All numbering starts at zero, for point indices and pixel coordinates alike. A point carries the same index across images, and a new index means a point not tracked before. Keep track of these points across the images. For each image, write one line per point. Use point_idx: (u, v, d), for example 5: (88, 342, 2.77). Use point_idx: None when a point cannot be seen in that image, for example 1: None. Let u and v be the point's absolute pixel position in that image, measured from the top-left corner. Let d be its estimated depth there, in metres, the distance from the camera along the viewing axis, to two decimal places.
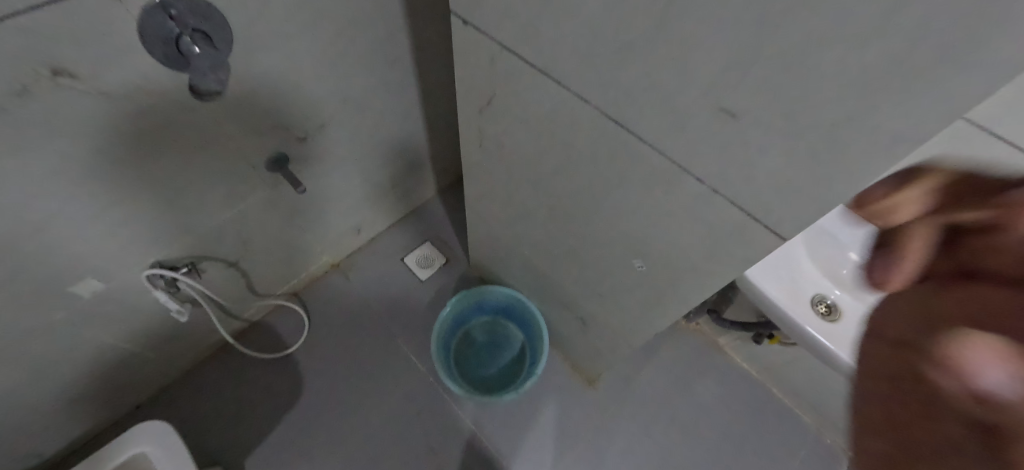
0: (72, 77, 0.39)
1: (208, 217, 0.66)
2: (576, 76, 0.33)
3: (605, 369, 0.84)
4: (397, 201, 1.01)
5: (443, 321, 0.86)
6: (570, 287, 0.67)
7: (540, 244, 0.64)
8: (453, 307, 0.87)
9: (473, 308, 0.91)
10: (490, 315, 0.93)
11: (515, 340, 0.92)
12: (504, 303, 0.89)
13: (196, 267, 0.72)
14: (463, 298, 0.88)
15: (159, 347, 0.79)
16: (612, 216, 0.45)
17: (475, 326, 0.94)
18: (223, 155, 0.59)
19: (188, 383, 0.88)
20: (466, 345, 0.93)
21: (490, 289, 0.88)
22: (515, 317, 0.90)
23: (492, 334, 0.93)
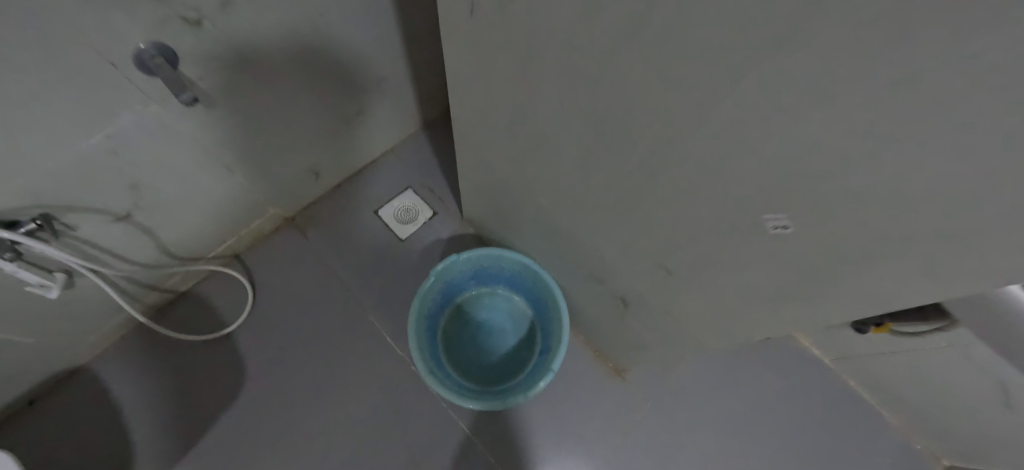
0: None
1: (49, 148, 0.40)
2: None
3: (642, 362, 0.63)
4: (365, 135, 0.76)
5: (426, 296, 0.63)
6: (611, 256, 0.44)
7: (568, 191, 0.40)
8: (440, 277, 0.65)
9: (468, 277, 0.69)
10: (492, 286, 0.72)
11: (524, 319, 0.71)
12: (509, 271, 0.67)
13: (55, 221, 0.48)
14: (454, 266, 0.65)
15: (36, 334, 0.57)
16: (752, 137, 0.20)
17: (471, 301, 0.72)
18: (33, 41, 0.32)
19: (99, 372, 0.68)
20: (459, 326, 0.71)
21: (490, 253, 0.65)
22: (524, 289, 0.68)
23: (494, 311, 0.72)
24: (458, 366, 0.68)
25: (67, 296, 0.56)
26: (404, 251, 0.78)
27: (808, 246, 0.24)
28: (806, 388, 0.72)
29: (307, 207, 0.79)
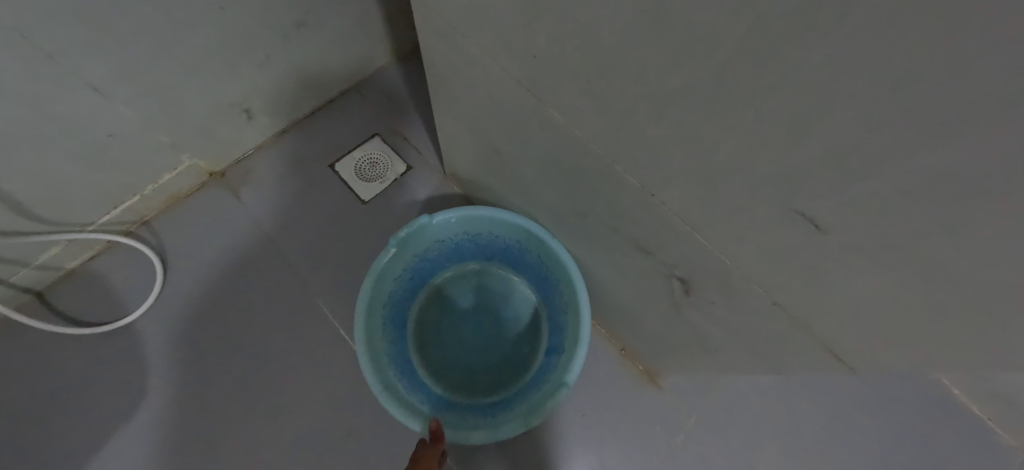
0: None
1: None
2: None
3: (691, 371, 0.45)
4: (314, 60, 0.56)
5: (384, 274, 0.46)
6: (674, 206, 0.26)
7: (607, 79, 0.22)
8: (405, 248, 0.47)
9: (447, 250, 0.51)
10: (482, 262, 0.54)
11: (526, 306, 0.53)
12: (505, 241, 0.49)
13: None
14: (425, 232, 0.48)
15: None
16: None
17: (454, 281, 0.54)
18: None
19: None
20: (437, 315, 0.53)
21: (478, 214, 0.47)
22: (525, 266, 0.50)
23: (485, 296, 0.54)
24: (434, 370, 0.51)
25: None
26: (369, 217, 0.59)
27: None
28: (908, 408, 0.53)
29: (242, 159, 0.60)
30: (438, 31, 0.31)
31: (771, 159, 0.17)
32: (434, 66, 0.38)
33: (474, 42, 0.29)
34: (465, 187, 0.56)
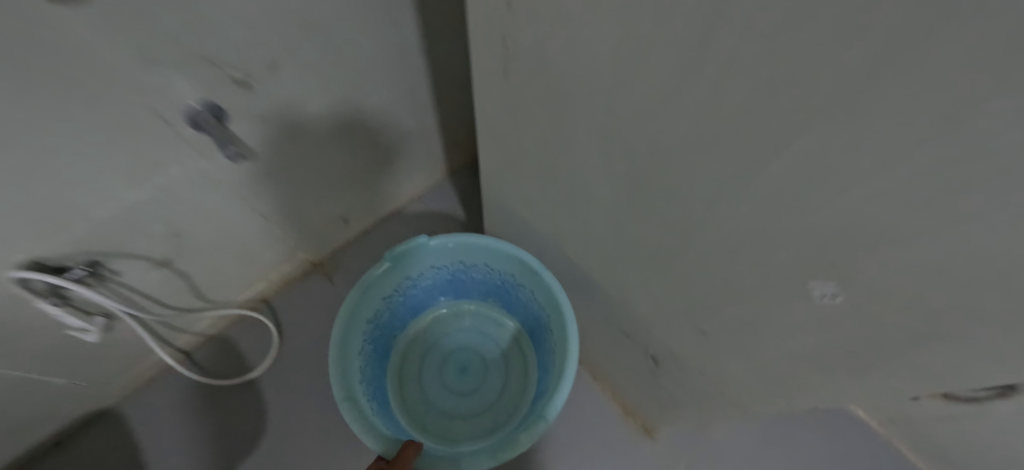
0: None
1: (100, 201, 0.44)
2: None
3: (672, 422, 0.60)
4: (395, 183, 0.79)
5: (375, 288, 0.60)
6: (638, 310, 0.43)
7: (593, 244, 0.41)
8: (398, 266, 0.62)
9: (444, 277, 0.67)
10: (473, 302, 0.71)
11: (506, 346, 0.69)
12: (498, 274, 0.64)
13: (100, 268, 0.51)
14: (423, 254, 0.62)
15: (76, 373, 0.60)
16: None
17: (446, 318, 0.71)
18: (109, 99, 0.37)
19: (127, 414, 0.69)
20: (421, 349, 0.70)
21: (474, 249, 0.62)
22: (516, 303, 0.66)
23: (470, 334, 0.71)
24: (408, 397, 0.67)
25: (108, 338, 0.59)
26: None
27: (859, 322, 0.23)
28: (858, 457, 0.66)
29: (335, 252, 0.81)
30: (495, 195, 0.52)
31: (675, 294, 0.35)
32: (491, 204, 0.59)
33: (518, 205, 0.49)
34: None
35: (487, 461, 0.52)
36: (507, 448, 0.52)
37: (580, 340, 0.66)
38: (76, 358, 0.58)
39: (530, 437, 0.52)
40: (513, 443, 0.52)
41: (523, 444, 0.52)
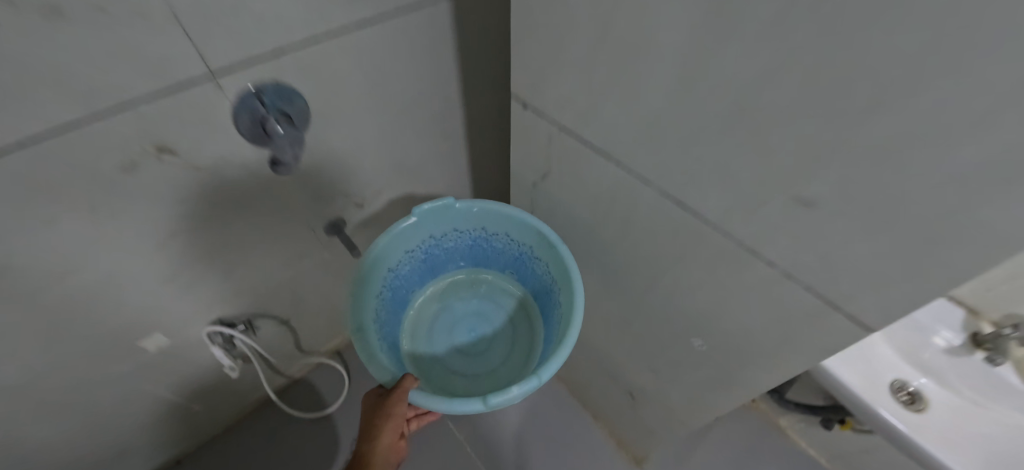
0: (173, 153, 0.51)
1: (266, 275, 0.74)
2: (630, 155, 0.39)
3: (653, 450, 0.79)
4: None
5: (398, 242, 0.62)
6: (613, 358, 0.67)
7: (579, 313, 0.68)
8: (422, 225, 0.63)
9: (465, 241, 0.68)
10: (491, 273, 0.72)
11: (515, 318, 0.70)
12: (518, 245, 0.63)
13: (252, 324, 0.77)
14: (448, 214, 0.63)
15: (209, 400, 0.82)
16: (668, 294, 0.47)
17: (464, 283, 0.73)
18: (294, 219, 0.70)
19: (232, 440, 0.89)
20: (438, 306, 0.71)
21: (499, 217, 0.62)
22: (532, 277, 0.66)
23: (483, 303, 0.71)
24: (417, 353, 0.67)
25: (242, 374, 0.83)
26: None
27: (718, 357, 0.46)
28: None
29: None
30: None
31: (630, 342, 0.60)
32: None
33: None
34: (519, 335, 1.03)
35: (473, 404, 0.47)
36: (498, 400, 0.47)
37: (581, 387, 0.88)
38: (219, 391, 0.82)
39: (525, 388, 0.47)
40: (506, 396, 0.47)
41: (515, 398, 0.47)
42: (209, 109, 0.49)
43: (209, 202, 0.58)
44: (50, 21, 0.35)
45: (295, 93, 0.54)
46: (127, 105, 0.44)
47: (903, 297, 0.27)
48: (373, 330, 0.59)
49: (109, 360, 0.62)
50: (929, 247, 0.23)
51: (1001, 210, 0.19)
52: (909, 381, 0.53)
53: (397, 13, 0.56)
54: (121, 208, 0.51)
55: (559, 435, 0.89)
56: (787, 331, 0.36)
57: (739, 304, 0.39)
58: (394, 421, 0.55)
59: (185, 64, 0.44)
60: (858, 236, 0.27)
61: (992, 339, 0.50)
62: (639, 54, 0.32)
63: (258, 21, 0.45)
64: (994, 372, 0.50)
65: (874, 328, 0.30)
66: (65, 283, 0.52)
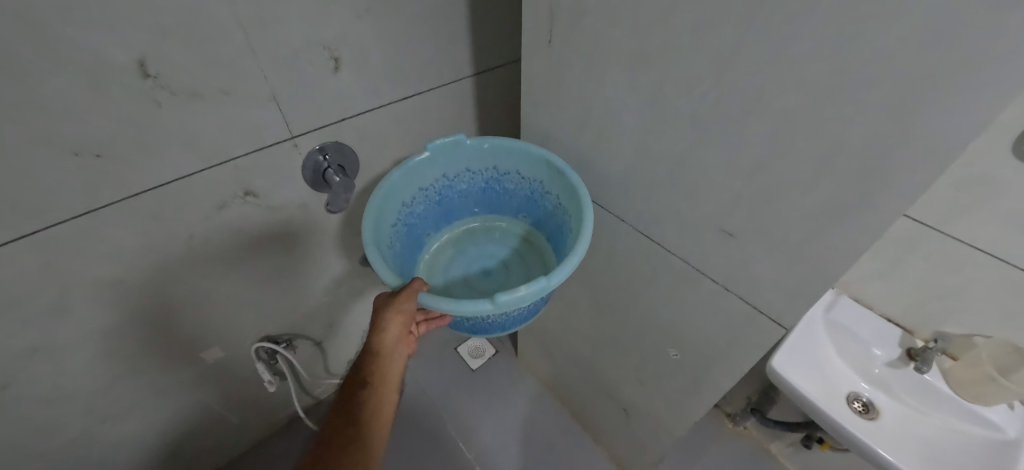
0: (255, 195, 0.64)
1: (313, 299, 0.89)
2: (614, 202, 0.56)
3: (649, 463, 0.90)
4: None
5: (411, 179, 0.61)
6: (608, 370, 0.83)
7: (579, 333, 0.83)
8: (436, 160, 0.62)
9: (478, 184, 0.67)
10: (505, 221, 0.72)
11: (528, 259, 0.69)
12: (529, 183, 0.64)
13: (292, 342, 0.92)
14: (460, 153, 0.63)
15: (255, 409, 1.01)
16: (646, 308, 0.62)
17: (477, 230, 0.72)
18: (343, 252, 0.86)
19: (271, 446, 1.09)
20: (452, 252, 0.70)
21: (511, 154, 0.62)
22: (544, 217, 0.66)
23: (496, 248, 0.70)
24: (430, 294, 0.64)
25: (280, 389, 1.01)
26: (471, 379, 1.18)
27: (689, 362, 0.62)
28: None
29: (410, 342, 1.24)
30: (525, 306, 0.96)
31: (622, 356, 0.75)
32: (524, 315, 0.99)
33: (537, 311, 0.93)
34: (527, 361, 1.16)
35: (484, 304, 0.45)
36: (510, 300, 0.46)
37: (585, 404, 1.01)
38: (248, 398, 0.96)
39: (537, 288, 0.46)
40: (518, 296, 0.46)
41: (527, 298, 0.46)
42: (287, 162, 0.63)
43: (279, 236, 0.72)
44: (192, 102, 0.49)
45: (348, 148, 0.68)
46: (228, 162, 0.57)
47: (792, 296, 0.41)
48: (385, 252, 0.56)
49: (182, 361, 0.76)
50: (806, 259, 0.38)
51: (830, 229, 0.34)
52: (861, 393, 0.65)
53: (443, 96, 0.74)
54: (215, 240, 0.64)
55: (562, 450, 1.06)
56: (731, 331, 0.51)
57: (696, 315, 0.54)
58: (405, 319, 0.49)
59: (272, 131, 0.58)
60: (762, 253, 0.41)
61: (920, 353, 0.60)
62: (613, 133, 0.50)
63: (333, 100, 0.61)
64: (924, 380, 0.60)
65: (787, 325, 0.44)
66: (155, 299, 0.64)
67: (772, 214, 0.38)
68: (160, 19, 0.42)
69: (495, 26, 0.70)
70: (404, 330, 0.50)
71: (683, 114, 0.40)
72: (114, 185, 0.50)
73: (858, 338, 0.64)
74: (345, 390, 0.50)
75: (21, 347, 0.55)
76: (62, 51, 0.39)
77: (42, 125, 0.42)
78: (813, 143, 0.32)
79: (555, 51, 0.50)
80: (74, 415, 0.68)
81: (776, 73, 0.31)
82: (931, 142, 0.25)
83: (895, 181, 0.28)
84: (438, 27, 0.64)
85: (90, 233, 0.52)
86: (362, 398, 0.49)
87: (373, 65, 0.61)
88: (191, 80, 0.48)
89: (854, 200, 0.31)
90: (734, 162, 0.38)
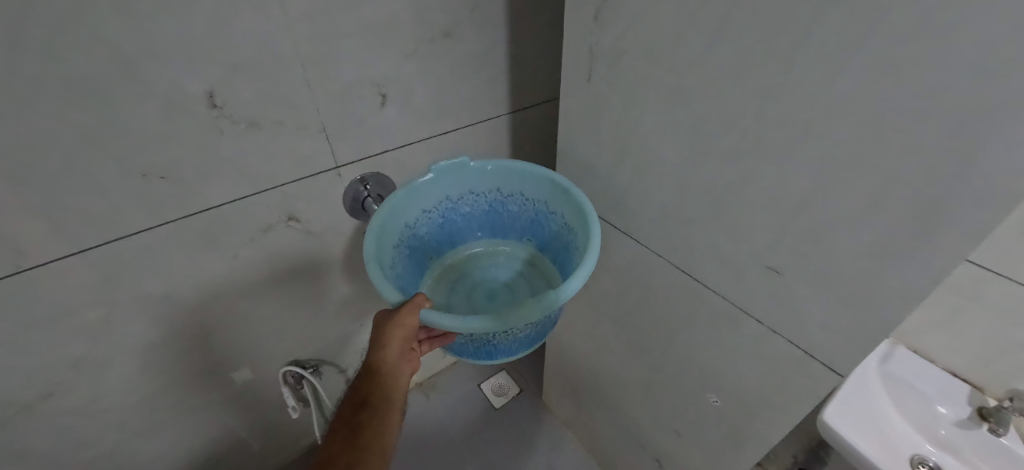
0: (297, 220, 0.66)
1: (344, 326, 0.90)
2: (650, 237, 0.55)
3: None
4: None
5: (416, 198, 0.63)
6: (639, 415, 0.79)
7: (609, 374, 0.80)
8: (440, 182, 0.64)
9: (482, 206, 0.69)
10: (509, 244, 0.73)
11: (532, 281, 0.70)
12: (533, 204, 0.66)
13: (318, 368, 0.93)
14: (465, 176, 0.65)
15: (275, 434, 1.00)
16: (683, 349, 0.59)
17: (481, 254, 0.73)
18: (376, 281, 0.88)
19: None
20: (456, 276, 0.71)
21: (515, 175, 0.64)
22: (550, 238, 0.68)
23: (500, 272, 0.71)
24: None
25: (300, 415, 1.00)
26: (494, 419, 1.14)
27: (731, 411, 0.58)
28: None
29: (433, 376, 1.22)
30: (553, 343, 0.94)
31: (655, 400, 0.72)
32: (551, 352, 0.97)
33: (565, 350, 0.90)
34: (552, 403, 1.11)
35: (491, 321, 0.45)
36: (517, 315, 0.46)
37: (614, 452, 0.96)
38: (271, 423, 0.96)
39: (542, 304, 0.47)
40: (525, 310, 0.46)
41: (533, 313, 0.46)
42: (331, 190, 0.66)
43: (317, 261, 0.75)
44: (250, 130, 0.53)
45: (388, 180, 0.71)
46: (278, 187, 0.60)
47: (848, 342, 0.39)
48: (388, 271, 0.57)
49: (212, 381, 0.77)
50: (862, 301, 0.36)
51: (890, 268, 0.32)
52: (927, 456, 0.61)
53: (480, 131, 0.77)
54: (258, 262, 0.67)
55: None
56: (777, 377, 0.48)
57: (739, 358, 0.52)
58: (408, 333, 0.48)
59: (319, 160, 0.61)
60: (810, 291, 0.39)
61: (993, 412, 0.56)
62: (649, 167, 0.50)
63: (378, 132, 0.64)
64: (1001, 444, 0.55)
65: (842, 373, 0.41)
66: (194, 317, 0.66)
67: (823, 250, 0.37)
68: (231, 57, 0.47)
69: (533, 67, 0.74)
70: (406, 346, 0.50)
71: (724, 149, 0.40)
72: (172, 205, 0.53)
73: (916, 389, 0.61)
74: (345, 413, 0.48)
75: (68, 356, 0.58)
76: (145, 83, 0.44)
77: (119, 148, 0.46)
78: (862, 180, 0.31)
79: (593, 89, 0.52)
80: (106, 430, 0.69)
81: (820, 109, 0.31)
82: (992, 181, 0.24)
83: (956, 220, 0.27)
84: (479, 66, 0.68)
85: (145, 250, 0.55)
86: (364, 419, 0.47)
87: (418, 101, 0.65)
88: (252, 111, 0.52)
89: (910, 238, 0.30)
90: (778, 198, 0.38)
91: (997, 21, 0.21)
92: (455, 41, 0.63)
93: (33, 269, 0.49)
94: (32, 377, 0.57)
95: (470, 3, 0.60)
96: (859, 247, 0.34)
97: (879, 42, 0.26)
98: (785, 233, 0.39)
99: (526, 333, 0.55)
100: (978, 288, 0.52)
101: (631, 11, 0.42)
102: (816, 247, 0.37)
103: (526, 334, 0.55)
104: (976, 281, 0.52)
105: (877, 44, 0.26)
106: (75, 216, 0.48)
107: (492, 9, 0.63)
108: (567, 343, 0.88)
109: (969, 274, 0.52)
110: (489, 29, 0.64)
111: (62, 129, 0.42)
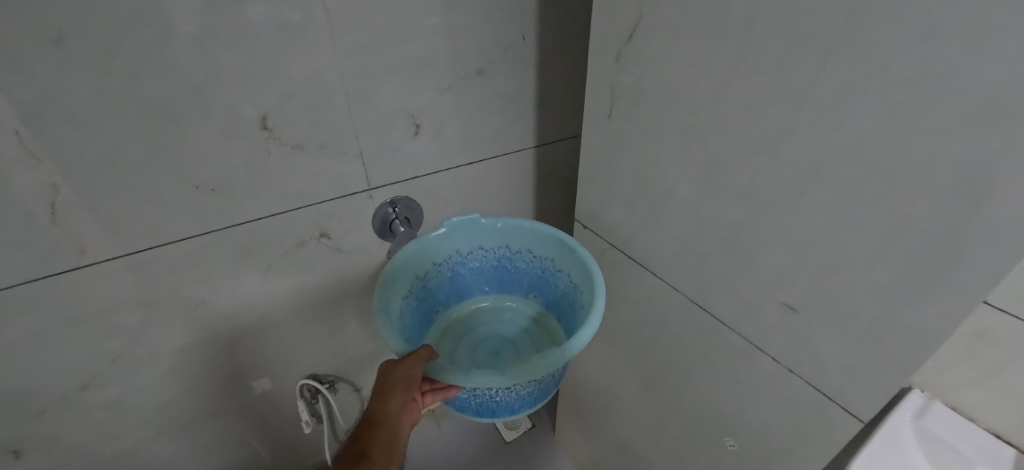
0: (328, 238, 0.70)
1: (362, 344, 0.92)
2: (666, 271, 0.55)
3: None
4: None
5: (427, 251, 0.66)
6: (655, 457, 0.75)
7: (625, 412, 0.78)
8: (452, 236, 0.67)
9: (490, 261, 0.72)
10: (515, 299, 0.75)
11: (537, 339, 0.71)
12: (540, 260, 0.68)
13: (334, 384, 0.94)
14: (475, 231, 0.68)
15: (285, 449, 1.00)
16: (700, 388, 0.58)
17: (487, 309, 0.75)
18: None
19: None
20: (461, 331, 0.73)
21: (523, 233, 0.67)
22: (555, 294, 0.69)
23: (506, 329, 0.73)
24: None
25: (311, 430, 1.01)
26: (504, 453, 1.11)
27: (747, 456, 0.55)
28: None
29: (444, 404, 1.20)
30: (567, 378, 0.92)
31: (670, 441, 0.69)
32: (565, 388, 0.95)
33: (580, 385, 0.88)
34: (564, 441, 1.08)
35: (494, 376, 0.48)
36: (519, 371, 0.49)
37: None
38: (283, 438, 0.98)
39: (544, 362, 0.50)
40: (526, 366, 0.49)
41: (534, 370, 0.49)
42: (362, 211, 0.70)
43: (342, 278, 0.78)
44: (295, 152, 0.58)
45: (415, 203, 0.74)
46: (312, 205, 0.64)
47: (868, 385, 0.37)
48: (394, 318, 0.59)
49: (233, 389, 0.79)
50: (880, 342, 0.35)
51: (906, 311, 0.32)
52: None
53: (506, 162, 0.80)
54: (290, 275, 0.71)
55: None
56: (796, 422, 0.46)
57: (756, 400, 0.50)
58: (411, 382, 0.50)
59: (353, 182, 0.66)
60: (827, 331, 0.39)
61: None
62: (665, 202, 0.51)
63: (409, 159, 0.69)
64: None
65: (864, 418, 0.39)
66: (225, 324, 0.70)
67: (842, 290, 0.36)
68: (285, 86, 0.53)
69: (558, 104, 0.77)
70: (409, 397, 0.50)
71: (739, 186, 0.41)
72: (218, 216, 0.58)
73: (951, 446, 0.57)
74: (340, 463, 0.48)
75: (109, 351, 0.62)
76: (209, 105, 0.49)
77: (180, 162, 0.52)
78: (876, 222, 0.31)
79: (613, 125, 0.54)
80: (132, 428, 0.72)
81: (833, 150, 0.32)
82: (1005, 223, 0.25)
83: (968, 264, 0.27)
84: (508, 102, 0.72)
85: (190, 258, 0.59)
86: None
87: (448, 132, 0.69)
88: (298, 134, 0.57)
89: (923, 280, 0.30)
90: (793, 236, 0.38)
91: (1000, 62, 0.22)
92: (487, 78, 0.67)
93: (90, 266, 0.53)
94: (76, 369, 0.61)
95: (503, 45, 0.65)
96: (875, 285, 0.33)
97: (884, 87, 0.28)
98: (801, 271, 0.39)
99: (529, 390, 0.56)
100: (997, 333, 0.51)
101: (650, 54, 0.45)
102: (831, 286, 0.37)
103: (528, 391, 0.56)
104: (990, 324, 0.51)
105: (883, 89, 0.28)
106: (132, 222, 0.53)
107: (523, 51, 0.68)
108: (582, 377, 0.86)
109: (1004, 323, 0.50)
110: (519, 68, 0.69)
111: (135, 143, 0.48)
